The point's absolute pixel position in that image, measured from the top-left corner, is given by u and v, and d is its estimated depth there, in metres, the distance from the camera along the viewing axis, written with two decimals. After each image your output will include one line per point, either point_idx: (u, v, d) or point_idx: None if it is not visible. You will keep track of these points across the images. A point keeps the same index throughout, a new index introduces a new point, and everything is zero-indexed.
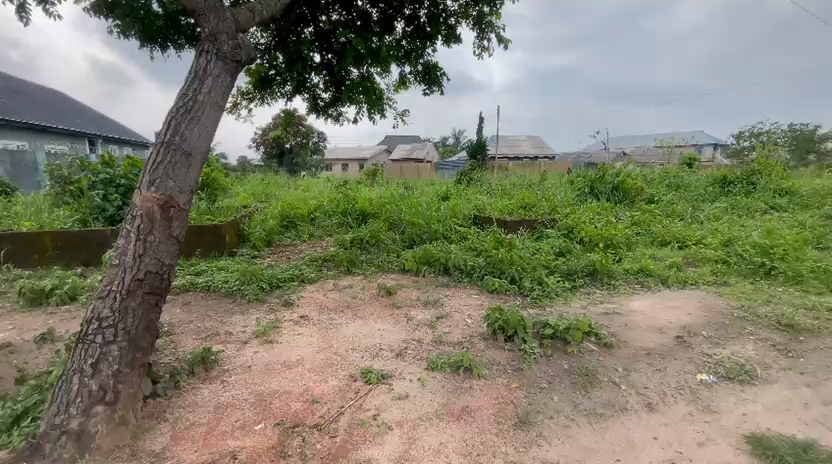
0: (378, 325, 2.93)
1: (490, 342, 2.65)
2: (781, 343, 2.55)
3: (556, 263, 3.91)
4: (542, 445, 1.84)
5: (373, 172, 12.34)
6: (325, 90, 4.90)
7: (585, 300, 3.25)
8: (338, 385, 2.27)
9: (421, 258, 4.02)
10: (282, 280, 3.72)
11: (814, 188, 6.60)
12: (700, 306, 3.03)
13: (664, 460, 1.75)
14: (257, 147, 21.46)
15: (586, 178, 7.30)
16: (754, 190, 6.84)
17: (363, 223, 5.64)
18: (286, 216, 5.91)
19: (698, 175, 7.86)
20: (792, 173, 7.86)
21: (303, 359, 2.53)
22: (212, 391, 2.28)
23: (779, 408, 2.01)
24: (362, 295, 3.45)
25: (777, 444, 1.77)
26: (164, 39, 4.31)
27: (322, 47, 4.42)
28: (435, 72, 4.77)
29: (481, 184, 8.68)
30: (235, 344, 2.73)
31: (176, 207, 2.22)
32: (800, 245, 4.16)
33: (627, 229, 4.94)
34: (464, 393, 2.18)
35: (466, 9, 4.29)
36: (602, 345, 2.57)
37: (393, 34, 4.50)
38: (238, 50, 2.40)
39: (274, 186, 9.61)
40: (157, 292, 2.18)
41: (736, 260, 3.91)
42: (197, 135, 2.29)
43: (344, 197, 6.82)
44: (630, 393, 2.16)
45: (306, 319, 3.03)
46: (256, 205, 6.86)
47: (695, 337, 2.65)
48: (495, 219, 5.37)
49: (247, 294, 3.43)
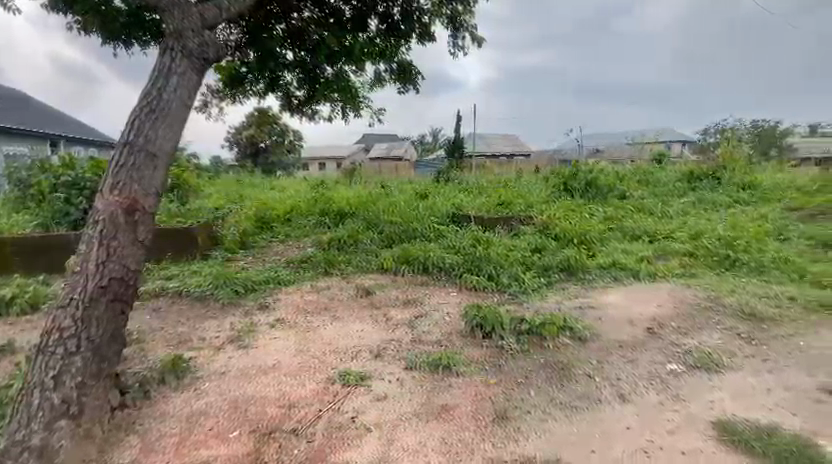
0: (357, 326, 2.91)
1: (469, 339, 2.66)
2: (745, 332, 2.66)
3: (533, 259, 3.97)
4: (520, 440, 1.86)
5: (351, 171, 12.24)
6: (298, 88, 4.79)
7: (561, 294, 3.32)
8: (315, 388, 2.24)
9: (399, 258, 4.04)
10: (257, 282, 3.62)
11: (775, 182, 6.90)
12: (669, 298, 3.14)
13: (637, 449, 1.79)
14: (231, 147, 21.00)
15: (561, 176, 7.45)
16: (721, 184, 7.09)
17: (341, 223, 5.53)
18: (261, 218, 5.78)
19: (668, 170, 8.11)
20: (755, 168, 8.19)
21: (280, 363, 2.49)
22: (184, 400, 2.21)
23: (743, 394, 2.10)
24: (341, 296, 3.41)
25: (742, 429, 1.84)
26: (127, 36, 4.13)
27: (294, 44, 4.35)
28: (410, 70, 4.75)
29: (458, 182, 8.72)
30: (209, 350, 2.66)
31: (141, 210, 2.14)
32: (762, 237, 4.35)
33: (601, 225, 5.03)
34: (443, 391, 2.19)
35: (439, 8, 4.28)
36: (577, 338, 2.62)
37: (367, 32, 4.44)
38: (205, 48, 2.32)
39: (249, 187, 9.40)
40: (122, 300, 2.12)
41: (704, 252, 4.04)
42: (162, 134, 2.21)
43: (321, 198, 6.71)
44: (604, 385, 2.22)
45: (283, 322, 2.98)
46: (230, 206, 6.70)
47: (664, 328, 2.74)
48: (472, 217, 5.38)
49: (221, 298, 3.35)
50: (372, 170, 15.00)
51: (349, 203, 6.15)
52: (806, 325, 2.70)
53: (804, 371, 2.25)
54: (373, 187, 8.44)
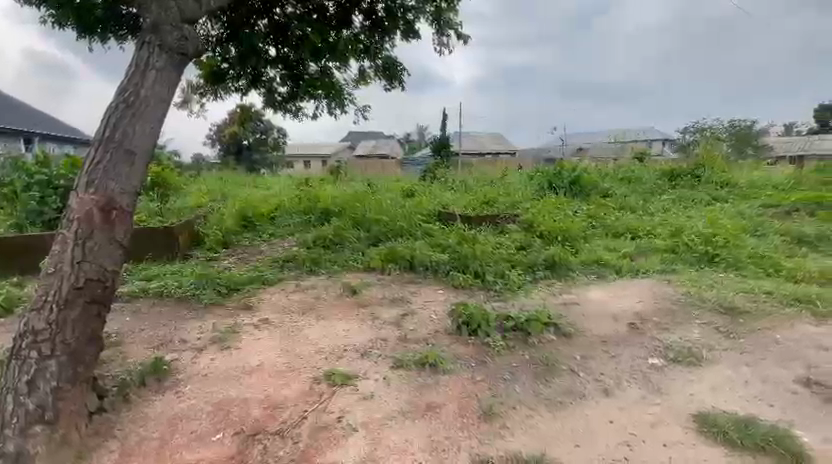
0: (343, 326, 2.88)
1: (455, 336, 2.66)
2: (723, 326, 2.73)
3: (518, 256, 3.99)
4: (505, 436, 1.88)
5: (336, 170, 12.16)
6: (282, 84, 4.70)
7: (545, 291, 3.35)
8: (300, 388, 2.21)
9: (385, 256, 4.03)
10: (240, 282, 3.56)
11: (751, 180, 7.09)
12: (651, 294, 3.19)
13: (619, 443, 1.83)
14: (213, 144, 20.63)
15: (545, 175, 7.53)
16: (700, 182, 7.25)
17: (326, 222, 5.48)
18: (244, 216, 5.68)
19: (650, 168, 8.25)
20: (732, 166, 8.40)
21: (264, 363, 2.45)
22: (165, 403, 2.17)
23: (722, 387, 2.16)
24: (326, 295, 3.38)
25: (721, 421, 1.89)
26: (104, 31, 4.03)
27: (277, 40, 4.29)
28: (395, 67, 4.70)
29: (444, 180, 8.72)
30: (191, 352, 2.60)
31: (118, 208, 2.08)
32: (739, 233, 4.46)
33: (584, 222, 5.10)
34: (430, 389, 2.18)
35: (424, 5, 4.23)
36: (562, 334, 2.64)
37: (351, 28, 4.42)
38: (184, 42, 2.26)
39: (233, 185, 9.25)
40: (99, 301, 2.05)
41: (684, 248, 4.12)
42: (140, 131, 2.15)
43: (306, 196, 6.64)
44: (588, 380, 2.25)
45: (267, 323, 2.93)
46: (212, 205, 6.58)
47: (646, 323, 2.79)
48: (458, 215, 5.38)
49: (203, 299, 3.28)
50: (358, 168, 14.93)
51: (335, 201, 6.10)
52: (781, 319, 2.78)
53: (780, 364, 2.32)
54: (358, 186, 8.38)
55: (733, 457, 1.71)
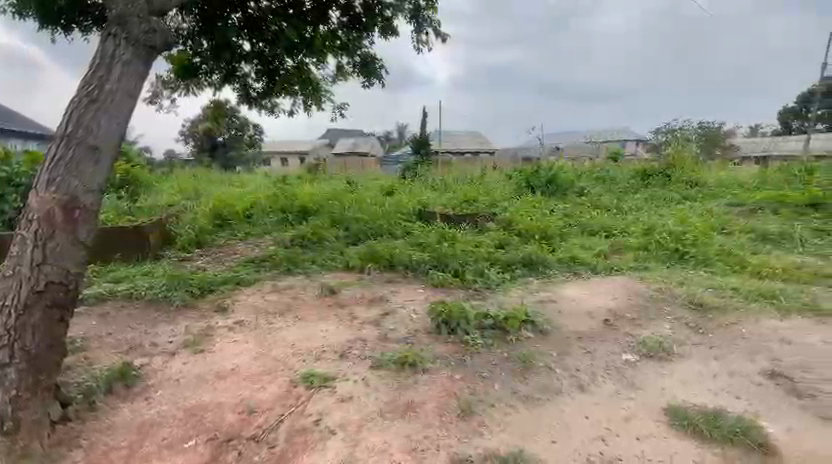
0: (321, 326, 2.84)
1: (434, 336, 2.66)
2: (693, 321, 2.82)
3: (497, 254, 4.03)
4: (484, 434, 1.89)
5: (314, 168, 12.00)
6: (257, 80, 4.59)
7: (523, 289, 3.39)
8: (277, 391, 2.17)
9: (365, 255, 3.99)
10: (214, 283, 3.46)
11: (719, 180, 7.36)
12: (625, 291, 3.27)
13: (594, 438, 1.86)
14: (186, 141, 20.03)
15: (523, 174, 7.63)
16: (671, 181, 7.47)
17: (304, 220, 5.39)
18: (218, 215, 5.53)
19: (624, 168, 8.45)
20: (701, 166, 8.68)
21: (239, 367, 2.39)
22: (134, 411, 2.09)
23: (692, 380, 2.23)
24: (304, 296, 3.32)
25: (691, 414, 1.95)
26: (68, 22, 3.85)
27: (252, 34, 4.18)
28: (373, 64, 4.66)
29: (424, 179, 8.70)
30: (161, 356, 2.51)
31: (81, 207, 1.98)
32: (707, 231, 4.62)
33: (561, 221, 5.18)
34: (409, 389, 2.17)
35: (401, 2, 4.21)
36: (539, 332, 2.68)
37: (328, 24, 4.35)
38: (152, 35, 2.17)
39: (206, 183, 9.00)
40: (61, 305, 1.95)
41: (655, 246, 4.24)
42: (105, 126, 2.06)
43: (283, 194, 6.51)
44: (564, 376, 2.28)
45: (242, 325, 2.86)
46: (184, 203, 6.38)
47: (619, 320, 2.85)
48: (438, 214, 5.38)
49: (174, 301, 3.18)
50: (336, 165, 14.80)
51: (313, 200, 6.01)
52: (747, 314, 2.90)
53: (745, 357, 2.41)
54: (337, 184, 8.27)
55: (702, 449, 1.77)
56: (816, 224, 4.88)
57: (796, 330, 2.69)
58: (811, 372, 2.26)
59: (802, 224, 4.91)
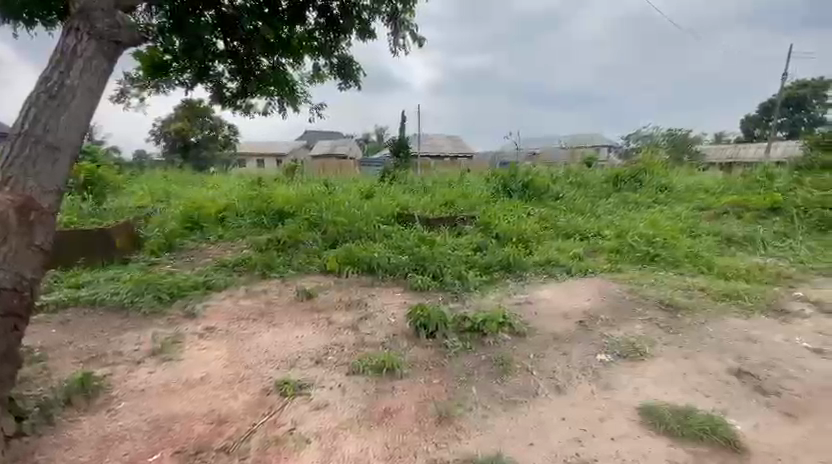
0: (296, 332, 2.77)
1: (413, 339, 2.63)
2: (664, 321, 2.90)
3: (475, 257, 4.05)
4: (461, 439, 1.87)
5: (291, 170, 11.82)
6: (231, 79, 4.49)
7: (501, 291, 3.41)
8: (249, 401, 2.10)
9: (342, 258, 3.94)
10: (184, 288, 3.34)
11: (687, 185, 7.63)
12: (599, 293, 3.33)
13: (571, 439, 1.88)
14: (157, 141, 19.39)
15: (500, 177, 7.72)
16: (642, 186, 7.69)
17: (280, 223, 5.28)
18: (190, 217, 5.35)
19: (597, 172, 8.64)
20: (671, 171, 8.97)
21: (209, 375, 2.30)
22: (95, 424, 1.98)
23: (664, 379, 2.28)
24: (278, 300, 3.24)
25: (663, 413, 1.99)
26: (30, 16, 3.67)
27: (226, 33, 4.09)
28: (350, 66, 4.63)
29: (402, 182, 8.69)
30: (126, 366, 2.40)
31: (38, 210, 1.87)
32: (677, 235, 4.76)
33: (537, 224, 5.26)
34: (386, 395, 2.14)
35: (379, 5, 4.19)
36: (516, 333, 2.70)
37: (305, 24, 4.29)
38: (117, 30, 2.07)
39: (178, 184, 8.72)
40: (15, 313, 1.83)
41: (628, 248, 4.35)
42: (64, 125, 1.95)
43: (259, 196, 6.37)
44: (540, 378, 2.30)
45: (213, 331, 2.76)
46: (154, 205, 6.16)
47: (594, 321, 2.90)
48: (417, 217, 5.37)
49: (141, 308, 3.05)
50: (314, 167, 14.68)
51: (289, 202, 5.90)
52: (715, 314, 2.99)
53: (714, 356, 2.48)
54: (314, 186, 8.17)
55: (675, 447, 1.81)
56: (777, 228, 5.11)
57: (760, 329, 2.80)
58: (775, 370, 2.35)
59: (764, 227, 5.14)
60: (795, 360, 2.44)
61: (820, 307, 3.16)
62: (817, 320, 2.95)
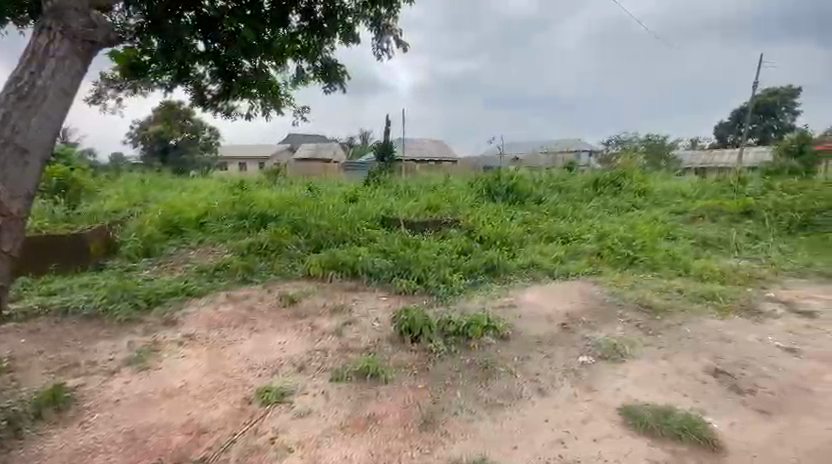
0: (278, 338, 2.73)
1: (397, 344, 2.61)
2: (643, 323, 2.96)
3: (459, 260, 4.06)
4: (446, 443, 1.87)
5: (274, 174, 11.67)
6: (212, 82, 4.40)
7: (485, 295, 3.42)
8: (229, 409, 2.05)
9: (326, 262, 3.90)
10: (162, 295, 3.25)
11: (664, 189, 7.83)
12: (581, 295, 3.38)
13: (554, 441, 1.89)
14: (135, 143, 18.92)
15: (484, 182, 7.78)
16: (621, 190, 7.86)
17: (262, 227, 5.19)
18: (169, 222, 5.22)
19: (578, 177, 8.79)
20: (649, 176, 9.19)
21: (188, 384, 2.24)
22: (67, 437, 1.91)
23: (644, 380, 2.32)
24: (260, 306, 3.18)
25: (643, 413, 2.02)
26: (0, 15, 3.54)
27: (207, 35, 4.03)
28: (335, 69, 4.61)
29: (387, 186, 8.69)
30: (100, 376, 2.32)
31: (5, 215, 1.81)
32: (656, 238, 4.88)
33: (521, 228, 5.31)
34: (370, 401, 2.12)
35: (363, 9, 4.23)
36: (500, 337, 2.71)
37: (288, 27, 4.27)
38: (92, 29, 2.01)
39: (157, 188, 8.51)
40: None
41: (608, 251, 4.43)
42: (36, 126, 1.89)
43: (240, 200, 6.26)
44: (524, 380, 2.32)
45: (192, 339, 2.70)
46: (131, 209, 5.99)
47: (576, 323, 2.94)
48: (402, 221, 5.37)
49: (117, 315, 2.96)
50: (297, 170, 14.53)
51: (272, 206, 5.82)
52: (692, 315, 3.07)
53: (691, 356, 2.55)
54: (297, 190, 8.08)
55: (655, 446, 1.84)
56: (749, 231, 5.29)
57: (734, 329, 2.88)
58: (749, 369, 2.42)
59: (737, 230, 5.30)
60: (768, 359, 2.52)
61: (790, 307, 3.27)
62: (788, 320, 3.06)
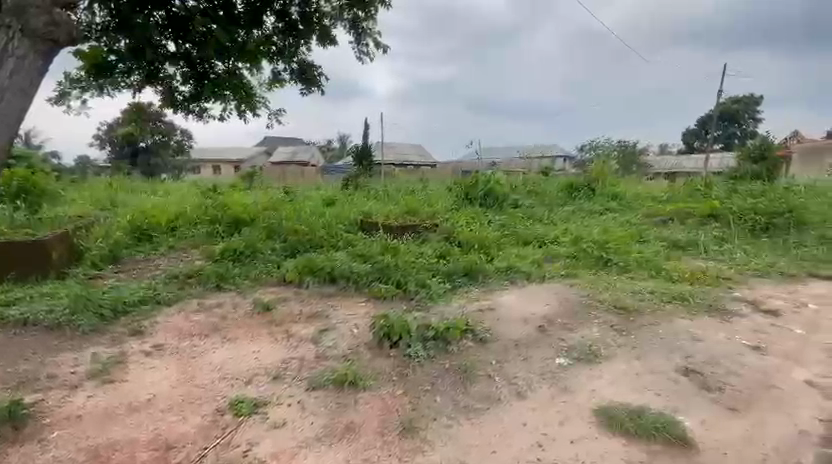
0: (253, 347, 2.65)
1: (376, 350, 2.57)
2: (617, 324, 3.02)
3: (438, 264, 4.06)
4: (426, 451, 1.85)
5: (249, 178, 11.43)
6: (183, 83, 4.23)
7: (464, 298, 3.43)
8: (200, 422, 1.98)
9: (302, 268, 3.83)
10: (129, 304, 3.12)
11: (636, 193, 8.06)
12: (557, 298, 3.42)
13: (532, 445, 1.91)
14: (103, 145, 18.23)
15: (462, 185, 7.83)
16: (595, 193, 8.04)
17: (236, 232, 5.07)
18: (138, 227, 5.05)
19: (554, 181, 8.96)
20: (621, 180, 9.45)
21: (156, 397, 2.15)
22: (23, 457, 1.81)
23: (618, 380, 2.36)
24: (234, 314, 3.09)
25: (618, 413, 2.06)
26: None
27: (177, 35, 3.95)
28: (311, 71, 4.54)
29: (365, 190, 8.63)
30: (61, 390, 2.20)
31: None
32: (628, 241, 5.00)
33: (498, 232, 5.36)
34: (348, 409, 2.08)
35: (341, 12, 4.32)
36: (479, 340, 2.71)
37: (263, 29, 4.21)
38: (53, 27, 2.11)
39: (125, 192, 8.20)
40: None
41: (583, 254, 4.52)
42: None
43: (213, 204, 6.11)
44: (502, 384, 2.32)
45: (161, 349, 2.59)
46: (97, 214, 5.76)
47: (553, 325, 2.98)
48: (380, 225, 5.33)
49: (80, 326, 2.81)
50: (272, 173, 14.29)
51: (246, 210, 5.69)
52: (664, 315, 3.15)
53: (664, 356, 2.61)
54: (274, 194, 7.92)
55: (630, 447, 1.88)
56: (716, 233, 5.49)
57: (704, 328, 2.97)
58: (718, 367, 2.50)
59: (704, 233, 5.50)
60: (735, 357, 2.61)
61: (755, 306, 3.41)
62: (753, 318, 3.19)
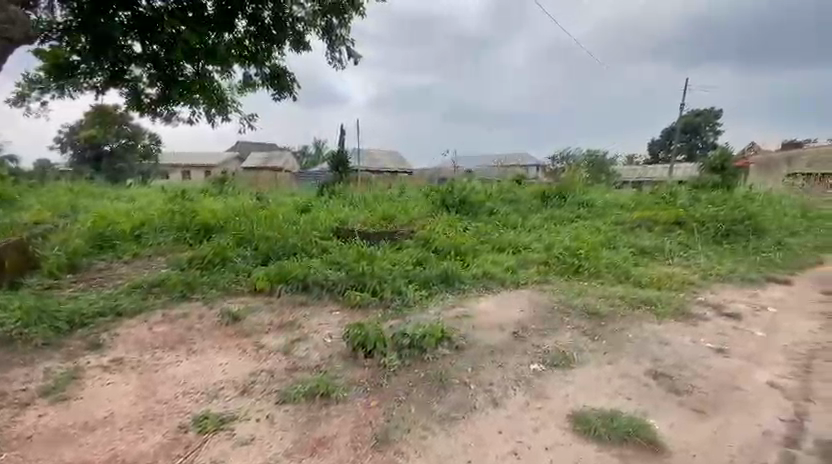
0: (220, 360, 2.55)
1: (350, 360, 2.52)
2: (589, 329, 3.07)
3: (414, 271, 4.04)
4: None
5: (221, 185, 11.11)
6: (150, 85, 4.10)
7: (440, 305, 3.42)
8: (162, 440, 1.88)
9: (274, 276, 3.74)
10: (88, 316, 2.96)
11: (606, 201, 8.32)
12: (531, 304, 3.46)
13: (508, 453, 1.90)
14: (64, 148, 17.39)
15: (439, 193, 7.88)
16: (568, 201, 8.24)
17: (206, 239, 4.91)
18: (100, 234, 4.83)
19: (527, 189, 9.13)
20: (592, 188, 9.72)
21: (115, 414, 2.03)
22: None
23: (590, 386, 2.39)
24: (201, 325, 2.97)
25: (591, 418, 2.08)
26: None
27: (143, 36, 3.78)
28: (284, 77, 4.49)
29: (341, 196, 8.55)
30: (9, 409, 2.05)
31: None
32: (598, 247, 5.13)
33: (474, 238, 5.40)
34: (320, 422, 2.03)
35: (314, 18, 4.22)
36: (454, 348, 2.69)
37: (234, 32, 4.06)
38: (9, 25, 2.20)
39: (87, 198, 7.80)
40: None
41: (555, 261, 4.60)
42: None
43: (182, 210, 5.91)
44: (478, 392, 2.31)
45: (122, 363, 2.46)
46: (55, 221, 5.47)
47: (527, 331, 3.00)
48: (356, 232, 5.27)
49: (33, 339, 2.65)
50: (245, 179, 13.95)
51: (216, 217, 5.53)
52: (634, 320, 3.23)
53: (634, 360, 2.67)
54: (246, 200, 7.75)
55: (602, 451, 1.90)
56: (681, 240, 5.71)
57: (672, 332, 3.06)
58: (686, 370, 2.57)
59: (671, 239, 5.70)
60: (702, 360, 2.69)
61: (719, 310, 3.54)
62: (717, 322, 3.31)
